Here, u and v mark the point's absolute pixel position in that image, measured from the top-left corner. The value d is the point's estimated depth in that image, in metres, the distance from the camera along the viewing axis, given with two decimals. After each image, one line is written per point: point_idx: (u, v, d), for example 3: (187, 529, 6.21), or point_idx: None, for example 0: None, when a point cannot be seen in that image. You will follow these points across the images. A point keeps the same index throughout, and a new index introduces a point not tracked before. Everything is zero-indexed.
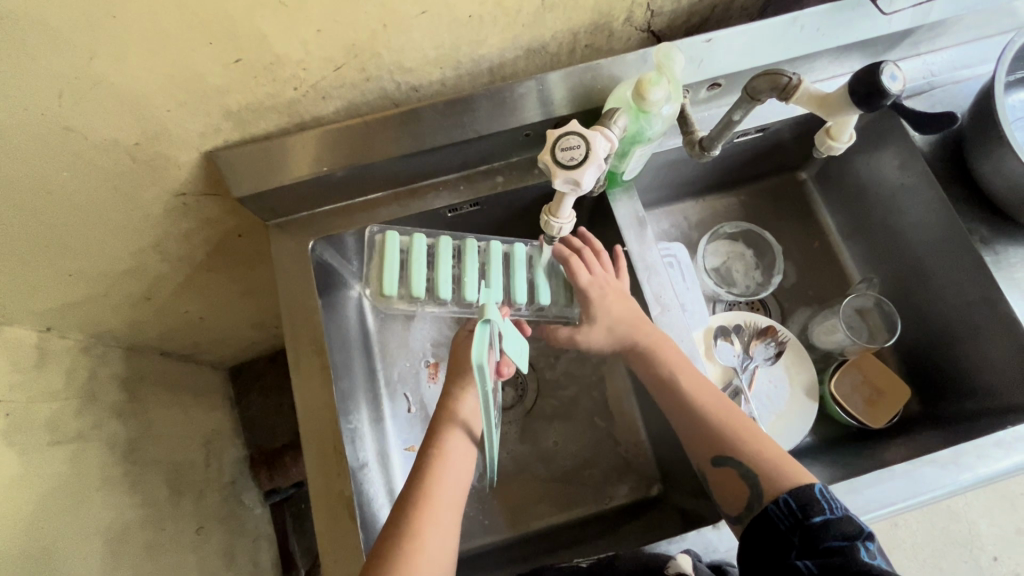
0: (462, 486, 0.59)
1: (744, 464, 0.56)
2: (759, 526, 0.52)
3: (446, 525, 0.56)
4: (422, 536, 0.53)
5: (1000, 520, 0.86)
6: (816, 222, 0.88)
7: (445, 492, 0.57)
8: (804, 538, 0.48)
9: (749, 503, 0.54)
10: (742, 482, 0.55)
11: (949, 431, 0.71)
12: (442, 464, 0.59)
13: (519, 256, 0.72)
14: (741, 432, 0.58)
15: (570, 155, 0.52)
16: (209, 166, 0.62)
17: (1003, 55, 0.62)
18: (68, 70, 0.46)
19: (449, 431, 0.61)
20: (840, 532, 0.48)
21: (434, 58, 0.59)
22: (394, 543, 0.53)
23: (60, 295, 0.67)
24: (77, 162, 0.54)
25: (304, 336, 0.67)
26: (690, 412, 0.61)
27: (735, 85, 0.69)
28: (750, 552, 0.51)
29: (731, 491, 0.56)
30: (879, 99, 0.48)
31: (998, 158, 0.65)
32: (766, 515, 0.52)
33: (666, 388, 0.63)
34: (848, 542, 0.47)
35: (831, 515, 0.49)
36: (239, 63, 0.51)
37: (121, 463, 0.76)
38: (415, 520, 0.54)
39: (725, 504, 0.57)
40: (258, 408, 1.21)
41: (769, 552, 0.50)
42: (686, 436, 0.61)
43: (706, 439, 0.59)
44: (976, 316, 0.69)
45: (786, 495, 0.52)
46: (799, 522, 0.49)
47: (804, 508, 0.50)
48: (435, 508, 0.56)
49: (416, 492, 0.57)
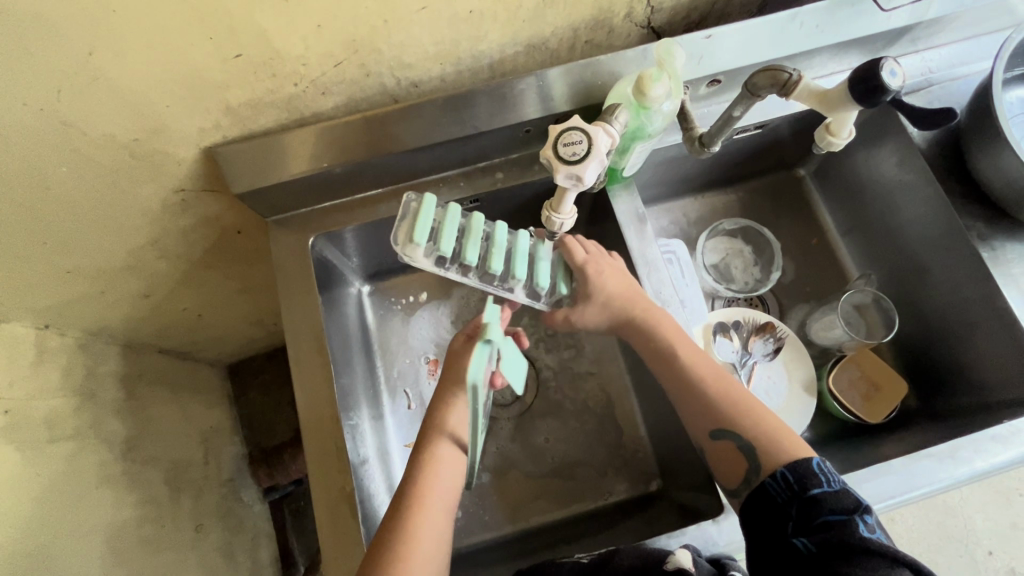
0: (452, 497, 0.59)
1: (741, 437, 0.56)
2: (758, 500, 0.52)
3: (438, 528, 0.56)
4: (416, 540, 0.54)
5: (995, 515, 0.87)
6: (814, 218, 0.88)
7: (438, 496, 0.58)
8: (801, 513, 0.49)
9: (746, 479, 0.55)
10: (741, 457, 0.56)
11: (945, 425, 0.71)
12: (434, 469, 0.59)
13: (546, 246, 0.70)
14: (740, 408, 0.58)
15: (573, 150, 0.52)
16: (208, 162, 0.61)
17: (1002, 51, 0.62)
18: (65, 64, 0.46)
19: (442, 435, 0.61)
20: (838, 505, 0.47)
21: (434, 54, 0.59)
22: (388, 546, 0.53)
23: (58, 291, 0.67)
24: (75, 158, 0.53)
25: (303, 333, 0.66)
26: (689, 390, 0.61)
27: (734, 81, 0.69)
28: (752, 528, 0.52)
29: (729, 467, 0.57)
30: (878, 95, 0.48)
31: (995, 154, 0.66)
32: (764, 489, 0.52)
33: (667, 365, 0.63)
34: (846, 515, 0.47)
35: (828, 488, 0.49)
36: (238, 59, 0.51)
37: (120, 461, 0.75)
38: (409, 525, 0.54)
39: (724, 479, 0.57)
40: (256, 405, 1.21)
41: (769, 529, 0.50)
42: (685, 413, 0.61)
43: (704, 414, 0.59)
44: (972, 310, 0.69)
45: (782, 469, 0.52)
46: (795, 497, 0.50)
47: (801, 481, 0.50)
48: (428, 513, 0.56)
49: (410, 497, 0.57)
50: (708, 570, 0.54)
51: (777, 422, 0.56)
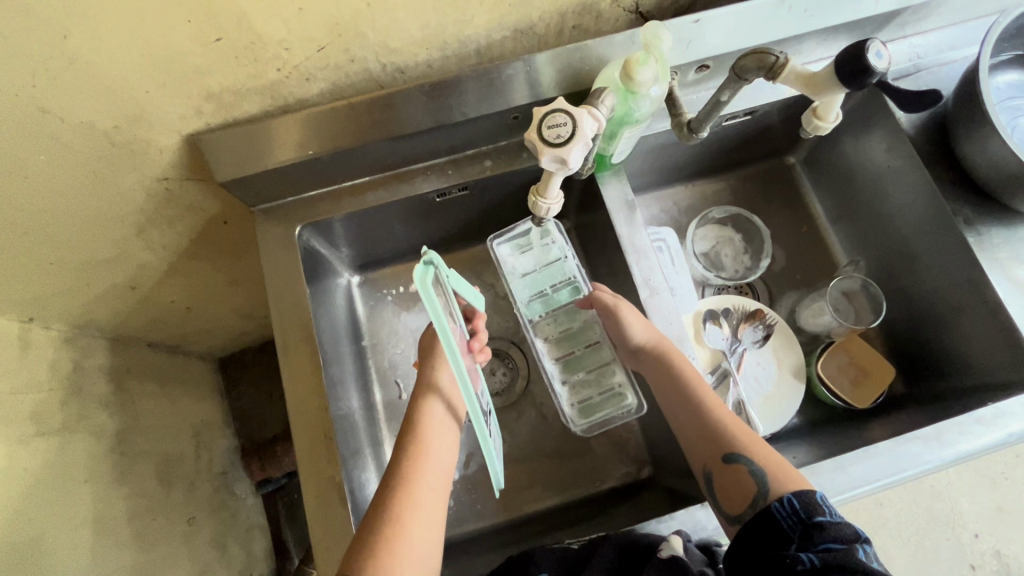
0: (441, 508, 0.58)
1: (752, 462, 0.56)
2: (762, 524, 0.51)
3: (430, 524, 0.55)
4: (404, 529, 0.53)
5: (982, 498, 0.88)
6: (803, 206, 0.88)
7: (426, 481, 0.57)
8: (805, 536, 0.49)
9: (753, 501, 0.54)
10: (750, 481, 0.55)
11: (931, 409, 0.72)
12: (421, 450, 0.59)
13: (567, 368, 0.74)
14: (748, 436, 0.59)
15: (557, 132, 0.51)
16: (192, 150, 0.60)
17: (989, 36, 0.62)
18: (40, 48, 0.45)
19: (425, 416, 0.62)
20: (841, 534, 0.48)
21: (420, 38, 0.58)
22: (373, 537, 0.52)
23: (41, 284, 0.66)
24: (53, 145, 0.52)
25: (291, 323, 0.66)
26: (699, 415, 0.62)
27: (723, 67, 0.69)
28: (744, 548, 0.51)
29: (735, 492, 0.56)
30: (865, 77, 0.48)
31: (982, 140, 0.66)
32: (769, 512, 0.52)
33: (678, 388, 0.64)
34: (846, 544, 0.47)
35: (830, 518, 0.50)
36: (219, 43, 0.50)
37: (109, 455, 0.75)
38: (393, 510, 0.54)
39: (727, 505, 0.57)
40: (248, 398, 1.21)
41: (767, 548, 0.50)
42: (693, 440, 0.62)
43: (713, 440, 0.60)
44: (961, 295, 0.70)
45: (790, 495, 0.52)
46: (801, 523, 0.49)
47: (807, 509, 0.50)
48: (416, 506, 0.55)
49: (398, 481, 0.57)
50: (698, 557, 0.55)
51: (779, 456, 0.57)
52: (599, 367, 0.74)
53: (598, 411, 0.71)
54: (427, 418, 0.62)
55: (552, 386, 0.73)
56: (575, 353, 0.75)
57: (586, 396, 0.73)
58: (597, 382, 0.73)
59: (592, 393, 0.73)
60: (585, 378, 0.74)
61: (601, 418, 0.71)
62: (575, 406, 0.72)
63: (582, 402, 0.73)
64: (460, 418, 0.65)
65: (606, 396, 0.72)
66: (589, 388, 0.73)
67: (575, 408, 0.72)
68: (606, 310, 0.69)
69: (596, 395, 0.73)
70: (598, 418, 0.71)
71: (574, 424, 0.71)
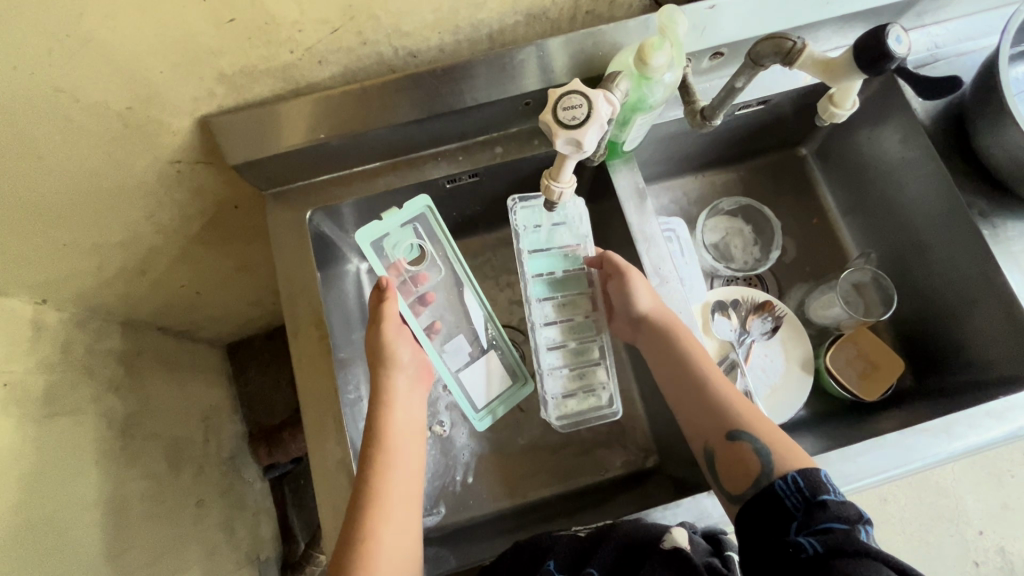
0: (412, 503, 0.60)
1: (757, 441, 0.56)
2: (767, 507, 0.51)
3: (401, 523, 0.58)
4: (380, 540, 0.55)
5: (987, 496, 0.88)
6: (816, 198, 0.88)
7: (397, 489, 0.59)
8: (807, 515, 0.48)
9: (755, 481, 0.54)
10: (754, 462, 0.55)
11: (938, 402, 0.72)
12: (388, 459, 0.60)
13: (562, 358, 0.74)
14: (754, 418, 0.58)
15: (572, 114, 0.51)
16: (204, 133, 0.60)
17: (1010, 24, 0.61)
18: (53, 27, 0.45)
19: (388, 425, 0.63)
20: (843, 513, 0.47)
21: (432, 22, 0.58)
22: (349, 552, 0.54)
23: (54, 265, 0.66)
24: (67, 126, 0.53)
25: (301, 307, 0.66)
26: (706, 397, 0.61)
27: (737, 53, 0.68)
28: (748, 537, 0.51)
29: (738, 471, 0.56)
30: (884, 62, 0.47)
31: (998, 131, 0.65)
32: (775, 492, 0.51)
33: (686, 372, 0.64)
34: (849, 524, 0.46)
35: (833, 499, 0.48)
36: (233, 23, 0.50)
37: (120, 436, 0.76)
38: (366, 518, 0.56)
39: (729, 484, 0.56)
40: (256, 384, 1.21)
41: (770, 534, 0.49)
42: (696, 418, 0.61)
43: (720, 418, 0.59)
44: (973, 291, 0.69)
45: (794, 473, 0.52)
46: (805, 501, 0.49)
47: (811, 488, 0.50)
48: (389, 507, 0.57)
49: (366, 495, 0.57)
50: (703, 548, 0.55)
51: (785, 438, 0.56)
52: (589, 364, 0.75)
53: (579, 407, 0.73)
54: (390, 427, 0.63)
55: (541, 376, 0.73)
56: (572, 344, 0.75)
57: (578, 391, 0.73)
58: (586, 382, 0.74)
59: (580, 390, 0.73)
60: (578, 373, 0.74)
61: (578, 418, 0.73)
62: (559, 401, 0.73)
63: (568, 396, 0.73)
64: (419, 415, 0.67)
65: (587, 395, 0.73)
66: (575, 382, 0.74)
67: (562, 398, 0.73)
68: (615, 272, 0.68)
69: (582, 393, 0.73)
70: (576, 416, 0.72)
71: (553, 419, 0.72)
